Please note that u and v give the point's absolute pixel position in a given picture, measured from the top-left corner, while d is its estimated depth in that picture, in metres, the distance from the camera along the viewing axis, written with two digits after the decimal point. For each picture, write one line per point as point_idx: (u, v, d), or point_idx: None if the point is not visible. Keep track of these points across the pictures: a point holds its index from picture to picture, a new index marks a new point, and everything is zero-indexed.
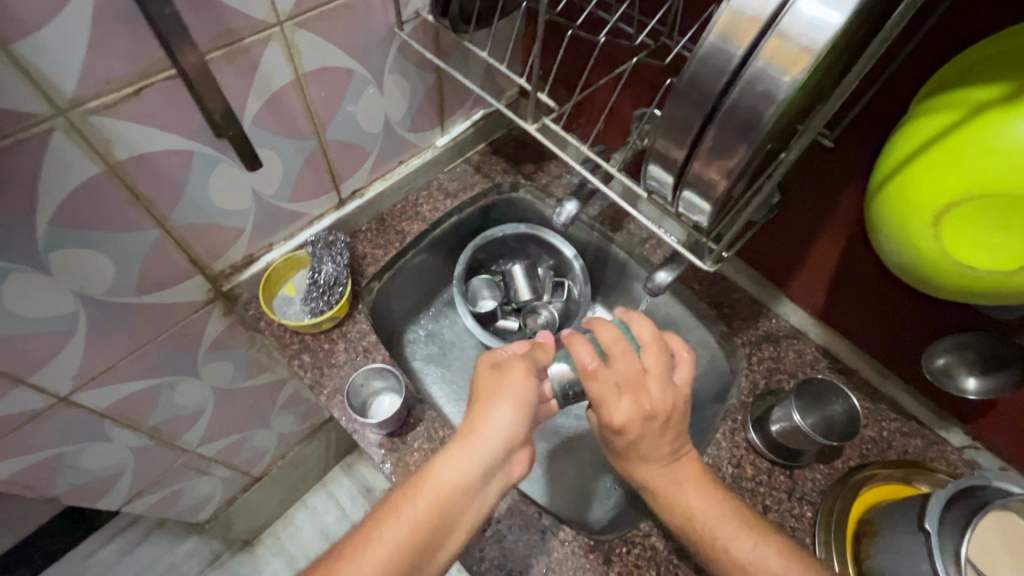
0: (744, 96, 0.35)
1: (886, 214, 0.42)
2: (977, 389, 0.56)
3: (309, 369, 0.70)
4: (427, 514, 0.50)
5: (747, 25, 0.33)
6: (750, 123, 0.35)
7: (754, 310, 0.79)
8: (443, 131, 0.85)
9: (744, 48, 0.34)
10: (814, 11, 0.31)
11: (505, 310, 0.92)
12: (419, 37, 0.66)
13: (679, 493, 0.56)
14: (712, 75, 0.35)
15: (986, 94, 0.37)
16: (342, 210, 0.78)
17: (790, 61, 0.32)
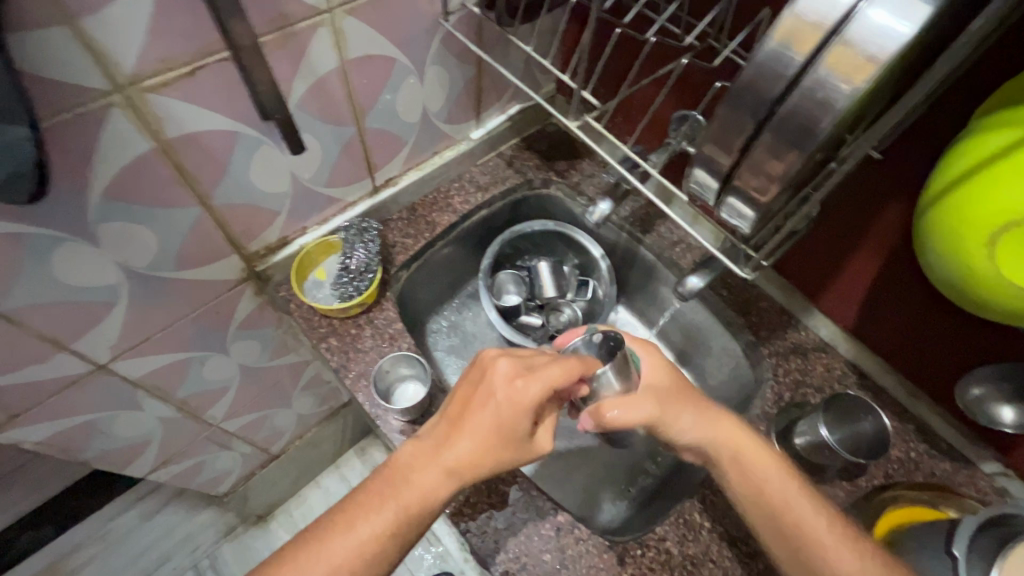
0: (801, 103, 0.34)
1: (939, 233, 0.41)
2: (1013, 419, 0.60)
3: (336, 352, 0.71)
4: (392, 527, 0.50)
5: (811, 31, 0.33)
6: (806, 130, 0.35)
7: (783, 320, 0.78)
8: (478, 124, 0.85)
9: (805, 55, 0.33)
10: (881, 20, 0.31)
11: (528, 307, 0.92)
12: (463, 29, 0.66)
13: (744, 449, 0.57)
14: (769, 81, 0.35)
15: None
16: (375, 197, 0.79)
17: (854, 70, 0.32)
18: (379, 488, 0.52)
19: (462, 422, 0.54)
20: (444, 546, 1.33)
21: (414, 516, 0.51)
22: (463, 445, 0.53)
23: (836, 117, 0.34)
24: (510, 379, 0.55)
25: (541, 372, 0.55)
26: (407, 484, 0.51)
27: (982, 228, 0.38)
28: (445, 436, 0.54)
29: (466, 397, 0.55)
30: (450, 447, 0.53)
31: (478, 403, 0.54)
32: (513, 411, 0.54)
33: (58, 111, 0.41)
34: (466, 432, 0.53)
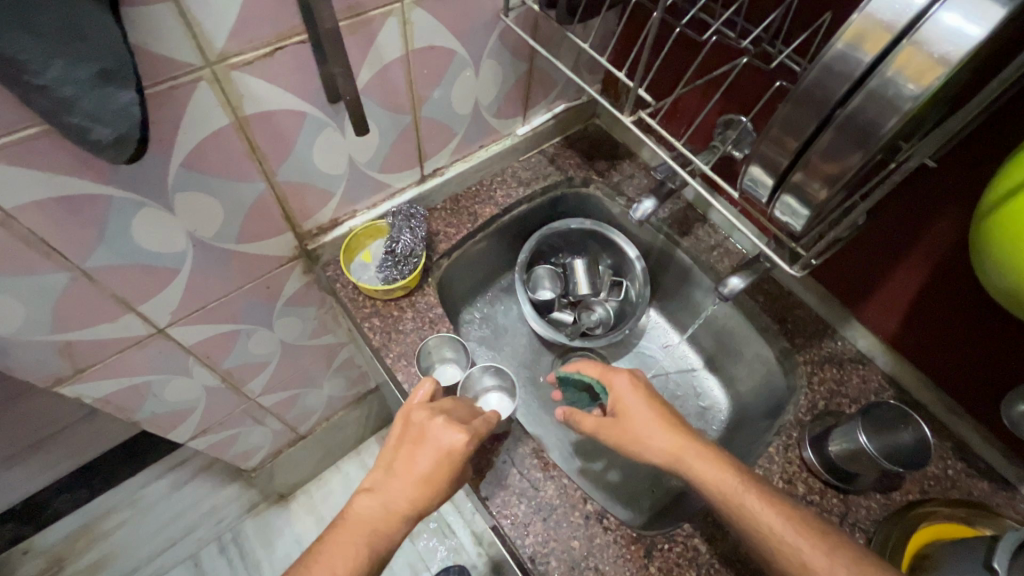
0: (867, 102, 0.35)
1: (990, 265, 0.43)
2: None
3: (378, 332, 0.74)
4: (362, 556, 0.55)
5: (881, 33, 0.33)
6: (869, 130, 0.36)
7: (820, 329, 0.78)
8: (525, 121, 0.87)
9: (873, 56, 0.34)
10: (953, 23, 0.31)
11: (561, 303, 0.94)
12: (520, 25, 0.68)
13: (682, 450, 0.59)
14: (837, 79, 0.35)
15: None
16: (422, 185, 0.81)
17: (922, 73, 0.32)
18: (343, 526, 0.57)
19: (409, 469, 0.59)
20: (458, 539, 1.34)
21: (375, 553, 0.56)
22: (413, 496, 0.58)
23: (902, 118, 0.34)
24: (446, 426, 0.60)
25: (473, 429, 0.60)
26: (365, 523, 0.57)
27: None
28: (397, 483, 0.58)
29: (410, 446, 0.60)
30: (401, 495, 0.58)
31: (423, 451, 0.59)
32: (444, 464, 0.59)
33: (153, 82, 0.45)
34: (417, 479, 0.58)
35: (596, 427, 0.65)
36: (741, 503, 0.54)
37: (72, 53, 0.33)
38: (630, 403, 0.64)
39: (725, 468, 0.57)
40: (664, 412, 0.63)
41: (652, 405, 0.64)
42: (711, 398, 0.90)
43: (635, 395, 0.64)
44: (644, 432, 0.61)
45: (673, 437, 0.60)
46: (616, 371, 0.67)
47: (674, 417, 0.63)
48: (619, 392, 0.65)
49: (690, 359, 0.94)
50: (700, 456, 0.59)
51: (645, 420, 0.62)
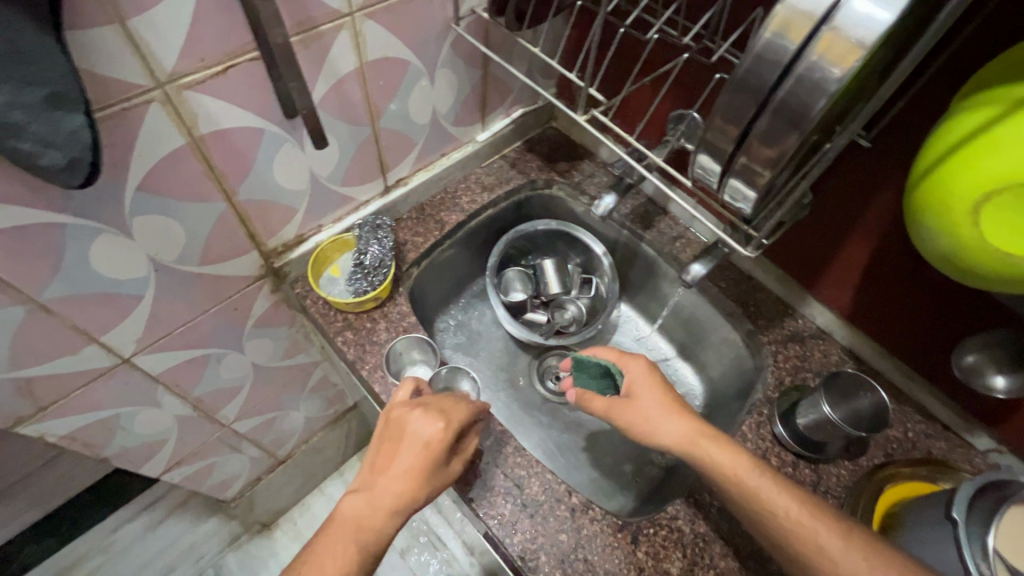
0: (797, 86, 0.37)
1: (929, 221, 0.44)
2: (1006, 389, 0.56)
3: (351, 346, 0.73)
4: (352, 556, 0.54)
5: (802, 20, 0.36)
6: (801, 113, 0.38)
7: (780, 310, 0.82)
8: (484, 127, 0.89)
9: (798, 43, 0.36)
10: (863, 9, 0.34)
11: (534, 304, 0.96)
12: (471, 34, 0.70)
13: (682, 433, 0.60)
14: (767, 66, 0.38)
15: (976, 118, 0.40)
16: (386, 197, 0.82)
17: (841, 56, 0.35)
18: (330, 529, 0.56)
19: (396, 464, 0.59)
20: (450, 551, 1.33)
21: (367, 550, 0.55)
22: (406, 490, 0.58)
23: (828, 100, 0.37)
24: (424, 417, 0.62)
25: (450, 417, 0.62)
26: (356, 520, 0.56)
27: (975, 196, 0.39)
28: (386, 480, 0.59)
29: (393, 443, 0.61)
30: (392, 490, 0.58)
31: (407, 447, 0.60)
32: (430, 452, 0.60)
33: (103, 105, 0.44)
34: (404, 471, 0.59)
35: (607, 408, 0.67)
36: (755, 484, 0.55)
37: (19, 78, 0.33)
38: (642, 389, 0.66)
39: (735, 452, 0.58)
40: (669, 398, 0.64)
41: (662, 392, 0.65)
42: (686, 385, 0.93)
43: (648, 379, 0.67)
44: (651, 412, 0.63)
45: (677, 421, 0.62)
46: (630, 358, 0.69)
47: (679, 403, 0.64)
48: (632, 378, 0.67)
49: (663, 349, 0.96)
50: (710, 441, 0.59)
51: (653, 402, 0.64)
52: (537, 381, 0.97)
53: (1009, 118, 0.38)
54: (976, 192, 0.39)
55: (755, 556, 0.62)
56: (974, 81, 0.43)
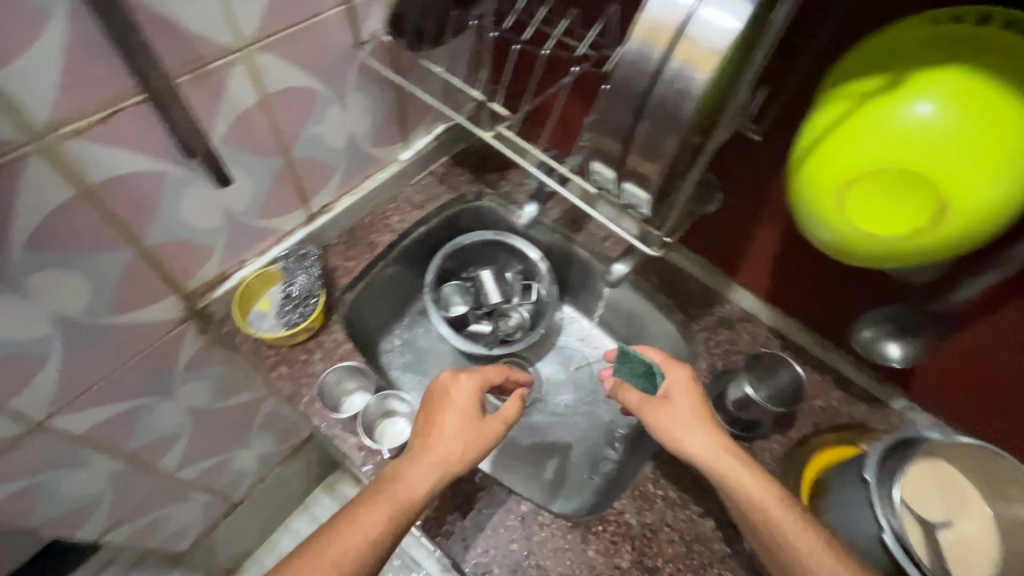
0: (665, 96, 0.39)
1: (807, 204, 0.46)
2: (899, 356, 0.64)
3: (287, 379, 0.73)
4: (391, 513, 0.55)
5: (660, 33, 0.38)
6: (672, 118, 0.39)
7: (709, 297, 0.84)
8: (406, 145, 0.89)
9: (661, 51, 0.38)
10: (711, 19, 0.36)
11: (477, 315, 0.95)
12: (377, 57, 0.69)
13: (713, 451, 0.58)
14: (636, 75, 0.39)
15: (841, 106, 0.43)
16: (311, 224, 0.80)
17: (700, 61, 0.37)
18: (373, 489, 0.57)
19: (437, 431, 0.61)
20: None
21: (407, 514, 0.56)
22: (449, 451, 0.60)
23: (695, 103, 0.38)
24: (457, 381, 0.64)
25: (475, 371, 0.66)
26: (398, 485, 0.56)
27: (843, 178, 0.42)
28: (427, 447, 0.60)
29: (431, 410, 0.63)
30: (435, 455, 0.59)
31: (448, 413, 0.62)
32: (471, 416, 0.62)
33: None
34: (445, 438, 0.60)
35: (639, 403, 0.64)
36: (779, 515, 0.53)
37: None
38: (681, 400, 0.62)
39: (757, 478, 0.56)
40: (704, 412, 0.61)
41: (702, 405, 0.62)
42: None
43: (690, 389, 0.63)
44: (683, 420, 0.61)
45: (706, 434, 0.59)
46: (675, 363, 0.66)
47: (717, 422, 0.61)
48: (669, 386, 0.64)
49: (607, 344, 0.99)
50: (741, 465, 0.57)
51: (690, 414, 0.61)
52: None
53: (869, 105, 0.41)
54: (846, 174, 0.42)
55: (700, 538, 0.65)
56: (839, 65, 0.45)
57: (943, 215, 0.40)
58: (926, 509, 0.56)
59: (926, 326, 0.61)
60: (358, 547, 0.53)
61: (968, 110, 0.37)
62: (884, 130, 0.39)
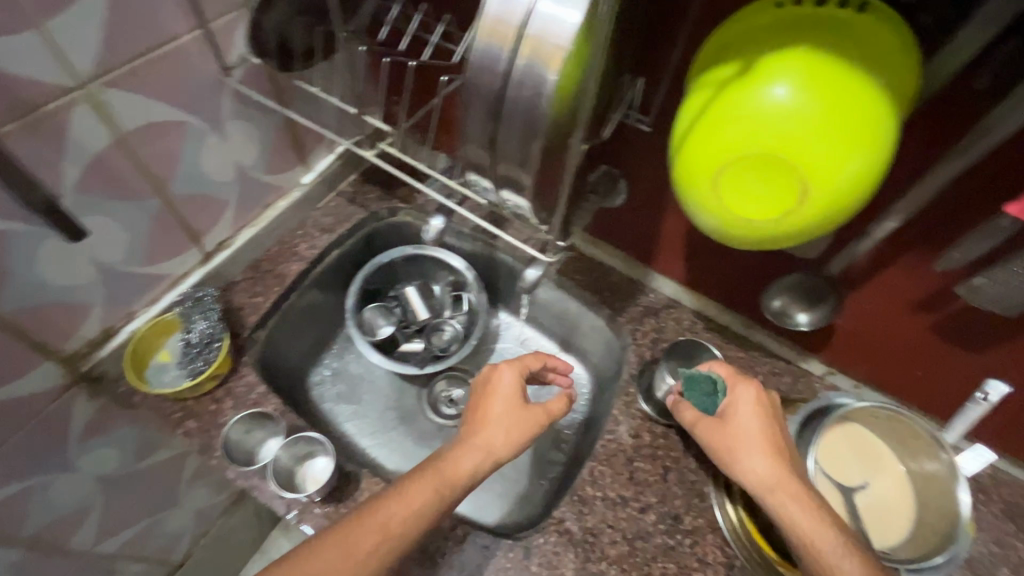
0: (516, 106, 0.37)
1: (688, 196, 0.46)
2: (808, 322, 0.65)
3: (197, 434, 0.67)
4: (435, 492, 0.53)
5: (505, 29, 0.35)
6: (525, 128, 0.37)
7: (632, 288, 0.85)
8: (307, 168, 0.86)
9: (507, 49, 0.35)
10: (553, 11, 0.34)
11: (407, 334, 0.92)
12: (252, 81, 0.65)
13: (773, 479, 0.52)
14: (486, 77, 0.36)
15: (704, 96, 0.42)
16: (209, 263, 0.76)
17: (548, 57, 0.34)
18: (421, 468, 0.56)
19: (482, 415, 0.61)
20: None
21: (450, 491, 0.54)
22: (495, 434, 0.59)
23: (550, 101, 0.35)
24: (498, 370, 0.64)
25: (517, 363, 0.65)
26: (443, 463, 0.55)
27: (713, 168, 0.42)
28: (473, 430, 0.59)
29: (478, 397, 0.63)
30: (482, 436, 0.58)
31: (493, 400, 0.62)
32: (516, 403, 0.61)
33: None
34: (490, 422, 0.60)
35: (696, 421, 0.59)
36: (835, 563, 0.47)
37: None
38: (750, 422, 0.56)
39: (812, 514, 0.50)
40: (773, 438, 0.55)
41: (767, 429, 0.55)
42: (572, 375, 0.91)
43: (756, 409, 0.56)
44: (745, 446, 0.54)
45: (768, 461, 0.53)
46: (743, 380, 0.59)
47: (785, 449, 0.55)
48: (734, 405, 0.57)
49: (546, 346, 0.95)
50: (799, 499, 0.51)
51: (758, 440, 0.54)
52: (431, 410, 0.92)
53: (727, 92, 0.41)
54: (715, 163, 0.42)
55: (642, 534, 0.65)
56: (702, 54, 0.45)
57: (809, 195, 0.40)
58: (843, 475, 0.58)
59: (830, 290, 0.62)
60: (401, 516, 0.52)
61: (817, 89, 0.38)
62: (743, 115, 0.39)
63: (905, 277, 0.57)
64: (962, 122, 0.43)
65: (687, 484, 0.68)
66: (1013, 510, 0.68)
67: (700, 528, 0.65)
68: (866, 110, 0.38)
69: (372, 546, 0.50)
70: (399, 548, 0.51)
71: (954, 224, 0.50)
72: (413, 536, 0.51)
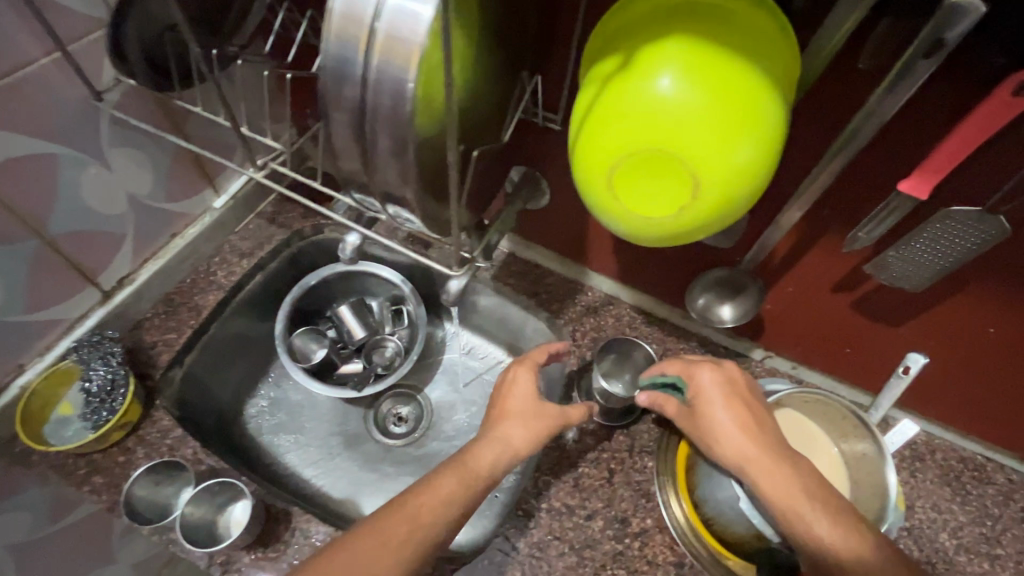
0: (373, 118, 0.34)
1: (589, 198, 0.43)
2: (732, 317, 0.66)
3: (105, 490, 0.64)
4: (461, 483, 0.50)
5: (356, 28, 0.32)
6: (382, 147, 0.35)
7: (569, 289, 0.83)
8: (218, 191, 0.80)
9: (359, 49, 0.32)
10: (404, 5, 0.31)
11: (345, 355, 0.86)
12: (131, 104, 0.60)
13: (757, 457, 0.49)
14: (342, 84, 0.33)
15: (591, 92, 0.41)
16: (110, 302, 0.70)
17: (403, 55, 0.31)
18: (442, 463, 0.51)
19: (500, 411, 0.57)
20: None
21: (476, 483, 0.50)
22: (512, 428, 0.55)
23: (413, 105, 0.32)
24: (516, 371, 0.59)
25: (528, 361, 0.61)
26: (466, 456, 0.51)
27: (606, 166, 0.40)
28: (493, 423, 0.56)
29: (498, 396, 0.59)
30: (500, 428, 0.55)
31: (513, 397, 0.57)
32: (534, 402, 0.57)
33: None
34: (510, 418, 0.56)
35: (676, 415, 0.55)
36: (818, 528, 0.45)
37: None
38: (725, 406, 0.52)
39: (801, 485, 0.47)
40: (749, 417, 0.51)
41: (740, 408, 0.51)
42: None
43: (723, 391, 0.52)
44: (725, 431, 0.50)
45: (748, 443, 0.50)
46: (706, 365, 0.54)
47: (760, 423, 0.51)
48: (706, 390, 0.53)
49: (495, 353, 0.89)
50: (776, 471, 0.48)
51: (737, 422, 0.51)
52: (377, 431, 0.83)
53: (610, 87, 0.39)
54: (606, 162, 0.40)
55: (590, 542, 0.64)
56: (590, 50, 0.43)
57: (703, 188, 0.38)
58: None
59: (748, 280, 0.63)
60: (433, 504, 0.47)
61: (697, 77, 0.36)
62: (628, 109, 0.37)
63: (824, 260, 0.57)
64: (853, 98, 0.43)
65: (634, 485, 0.67)
66: (949, 475, 0.69)
67: (648, 529, 0.64)
68: (750, 98, 0.37)
69: (402, 537, 0.45)
70: (431, 539, 0.46)
71: (858, 206, 0.50)
72: (445, 526, 0.47)
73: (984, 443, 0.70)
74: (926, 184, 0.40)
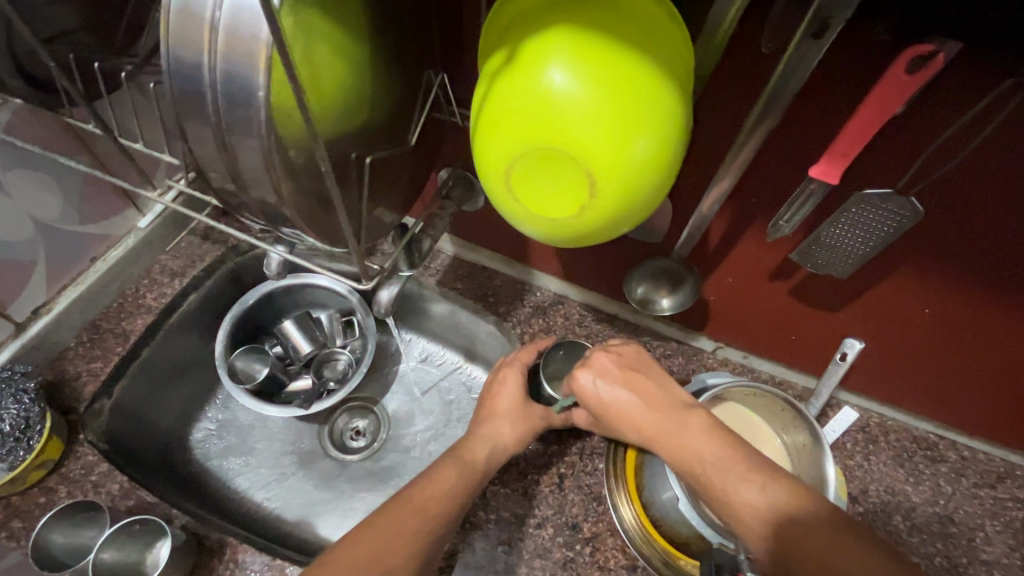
0: (226, 127, 0.31)
1: (495, 202, 0.41)
2: (670, 307, 0.64)
3: (23, 534, 0.61)
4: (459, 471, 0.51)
5: (196, 26, 0.29)
6: (244, 159, 0.33)
7: (517, 290, 0.81)
8: (141, 211, 0.76)
9: (201, 49, 0.29)
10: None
11: (294, 372, 0.80)
12: (21, 125, 0.57)
13: (656, 438, 0.46)
14: (189, 90, 0.31)
15: (483, 88, 0.38)
16: (25, 334, 0.67)
17: (247, 53, 0.29)
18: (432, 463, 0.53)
19: (489, 408, 0.58)
20: None
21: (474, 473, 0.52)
22: (502, 426, 0.57)
23: (267, 109, 0.30)
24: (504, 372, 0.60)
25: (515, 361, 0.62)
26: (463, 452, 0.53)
27: (502, 168, 0.38)
28: (480, 421, 0.58)
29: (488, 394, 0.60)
30: (487, 427, 0.56)
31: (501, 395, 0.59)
32: (521, 404, 0.58)
33: None
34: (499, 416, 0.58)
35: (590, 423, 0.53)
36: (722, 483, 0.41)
37: None
38: (611, 398, 0.49)
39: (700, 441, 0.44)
40: (638, 395, 0.49)
41: (627, 391, 0.49)
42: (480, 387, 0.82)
43: (606, 381, 0.50)
44: (623, 419, 0.48)
45: (644, 422, 0.47)
46: (583, 365, 0.52)
47: (650, 395, 0.49)
48: (588, 393, 0.51)
49: (450, 358, 0.84)
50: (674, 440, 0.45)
51: (628, 407, 0.48)
52: (333, 447, 0.78)
53: (499, 83, 0.37)
54: (502, 163, 0.37)
55: (541, 551, 0.62)
56: (484, 43, 0.41)
57: (600, 187, 0.37)
58: None
59: (685, 272, 0.62)
60: (425, 499, 0.48)
61: (581, 66, 0.34)
62: (516, 107, 0.35)
63: (756, 247, 0.56)
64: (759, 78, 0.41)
65: (583, 489, 0.65)
66: (902, 455, 0.69)
67: (599, 533, 0.63)
68: (639, 87, 0.35)
69: (414, 529, 0.45)
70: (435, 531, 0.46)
71: (781, 192, 0.48)
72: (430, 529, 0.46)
73: (935, 421, 0.69)
74: (836, 169, 0.40)
